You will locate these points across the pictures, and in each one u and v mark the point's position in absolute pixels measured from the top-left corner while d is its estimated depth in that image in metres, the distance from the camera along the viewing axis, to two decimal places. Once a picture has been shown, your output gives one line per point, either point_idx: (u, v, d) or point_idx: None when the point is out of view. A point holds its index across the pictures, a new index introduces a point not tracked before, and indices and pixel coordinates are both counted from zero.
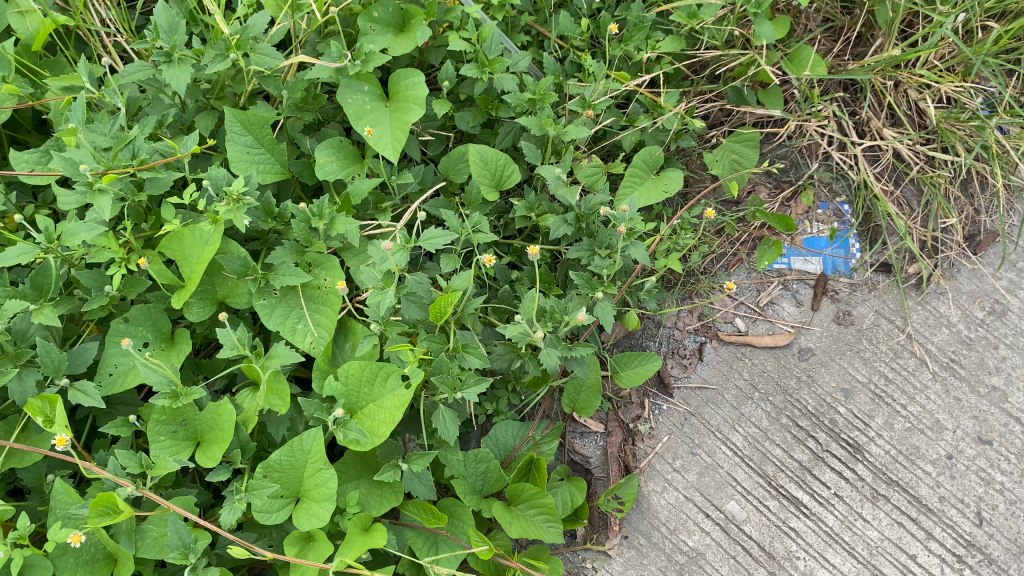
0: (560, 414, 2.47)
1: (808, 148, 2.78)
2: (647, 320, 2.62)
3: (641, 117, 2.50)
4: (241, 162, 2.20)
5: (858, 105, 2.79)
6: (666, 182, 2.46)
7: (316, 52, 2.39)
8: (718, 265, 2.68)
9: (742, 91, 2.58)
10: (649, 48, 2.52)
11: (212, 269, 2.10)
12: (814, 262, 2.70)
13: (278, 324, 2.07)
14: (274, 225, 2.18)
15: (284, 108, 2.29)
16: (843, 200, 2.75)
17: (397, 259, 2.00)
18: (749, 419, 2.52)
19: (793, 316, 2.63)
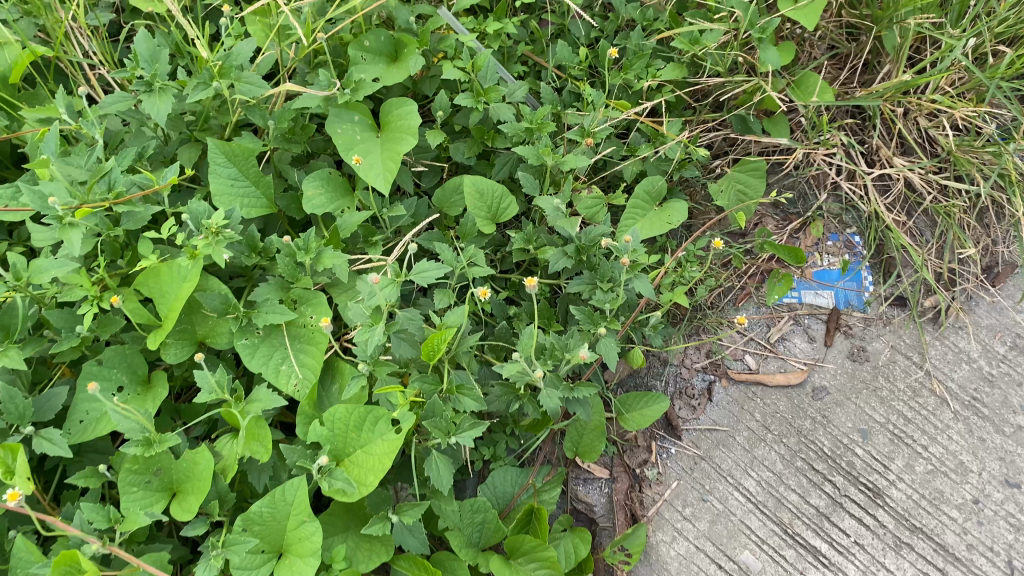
0: (562, 459, 2.34)
1: (816, 178, 2.69)
2: (652, 358, 2.50)
3: (643, 146, 2.41)
4: (224, 196, 2.10)
5: (866, 133, 2.70)
6: (669, 213, 2.36)
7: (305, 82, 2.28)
8: (726, 300, 2.56)
9: (747, 119, 2.47)
10: (650, 76, 2.43)
11: (191, 308, 1.99)
12: (825, 296, 2.58)
13: (260, 365, 1.94)
14: (259, 260, 2.08)
15: (271, 139, 2.19)
16: (854, 231, 2.65)
17: (387, 295, 1.89)
18: (761, 463, 2.38)
19: (805, 353, 2.51)
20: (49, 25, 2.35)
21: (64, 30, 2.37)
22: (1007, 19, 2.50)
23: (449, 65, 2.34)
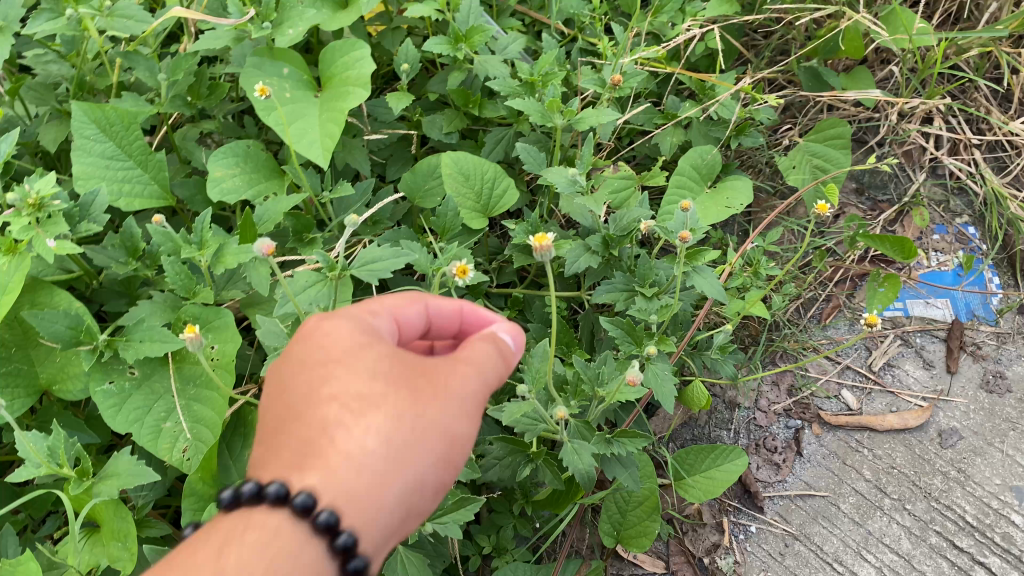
0: (596, 548, 1.63)
1: (908, 156, 2.04)
2: (715, 400, 1.81)
3: (686, 106, 1.77)
4: (90, 178, 1.44)
5: (968, 96, 2.07)
6: (727, 195, 1.70)
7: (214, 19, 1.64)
8: (808, 316, 1.88)
9: (821, 71, 1.87)
10: (690, 16, 1.81)
11: (29, 338, 1.33)
12: (940, 306, 1.90)
13: (130, 424, 1.26)
14: (143, 270, 1.41)
15: (164, 102, 1.55)
16: (966, 221, 1.98)
17: (311, 300, 1.22)
18: (880, 542, 1.63)
19: (923, 384, 1.80)
20: None
21: None
22: None
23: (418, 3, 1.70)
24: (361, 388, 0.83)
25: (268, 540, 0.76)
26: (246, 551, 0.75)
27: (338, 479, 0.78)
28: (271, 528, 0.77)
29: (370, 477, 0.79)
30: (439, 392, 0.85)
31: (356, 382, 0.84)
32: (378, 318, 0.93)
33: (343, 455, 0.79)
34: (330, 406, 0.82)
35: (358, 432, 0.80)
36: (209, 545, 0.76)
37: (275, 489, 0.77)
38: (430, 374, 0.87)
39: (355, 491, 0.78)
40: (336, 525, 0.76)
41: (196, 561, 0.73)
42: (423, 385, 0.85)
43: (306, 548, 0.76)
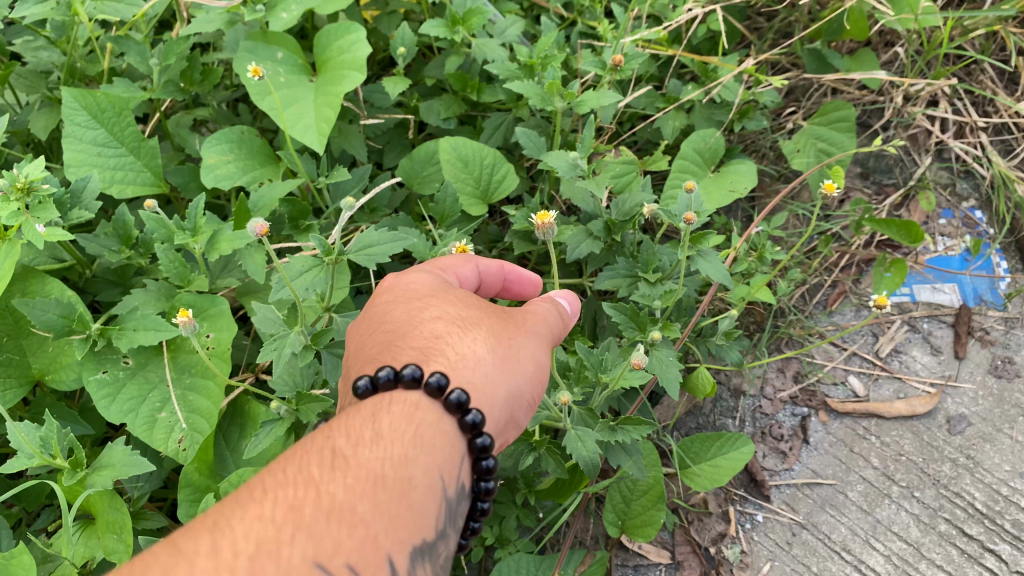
0: (601, 538, 1.61)
1: (914, 140, 2.02)
2: (720, 389, 1.78)
3: (688, 90, 1.75)
4: (81, 166, 1.42)
5: (973, 78, 2.04)
6: (731, 179, 1.67)
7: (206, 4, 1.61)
8: (813, 303, 1.85)
9: (825, 53, 1.84)
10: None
11: (21, 328, 1.30)
12: (947, 291, 1.87)
13: (125, 414, 1.24)
14: (136, 258, 1.39)
15: (157, 88, 1.52)
16: (974, 205, 1.95)
17: (308, 286, 1.19)
18: (888, 530, 1.60)
19: (931, 370, 1.78)
20: None
21: None
22: None
23: None
24: (458, 313, 1.00)
25: (409, 413, 0.87)
26: (389, 421, 0.86)
27: (453, 368, 0.93)
28: (407, 403, 0.88)
29: (481, 376, 0.94)
30: (524, 321, 1.03)
31: (452, 310, 1.01)
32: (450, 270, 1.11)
33: (459, 352, 0.95)
34: (435, 324, 0.98)
35: (467, 340, 0.97)
36: (354, 416, 0.86)
37: (410, 369, 0.89)
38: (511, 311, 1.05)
39: (472, 376, 0.93)
40: (466, 403, 0.89)
41: (352, 423, 0.86)
42: (509, 316, 1.03)
43: (441, 422, 0.88)
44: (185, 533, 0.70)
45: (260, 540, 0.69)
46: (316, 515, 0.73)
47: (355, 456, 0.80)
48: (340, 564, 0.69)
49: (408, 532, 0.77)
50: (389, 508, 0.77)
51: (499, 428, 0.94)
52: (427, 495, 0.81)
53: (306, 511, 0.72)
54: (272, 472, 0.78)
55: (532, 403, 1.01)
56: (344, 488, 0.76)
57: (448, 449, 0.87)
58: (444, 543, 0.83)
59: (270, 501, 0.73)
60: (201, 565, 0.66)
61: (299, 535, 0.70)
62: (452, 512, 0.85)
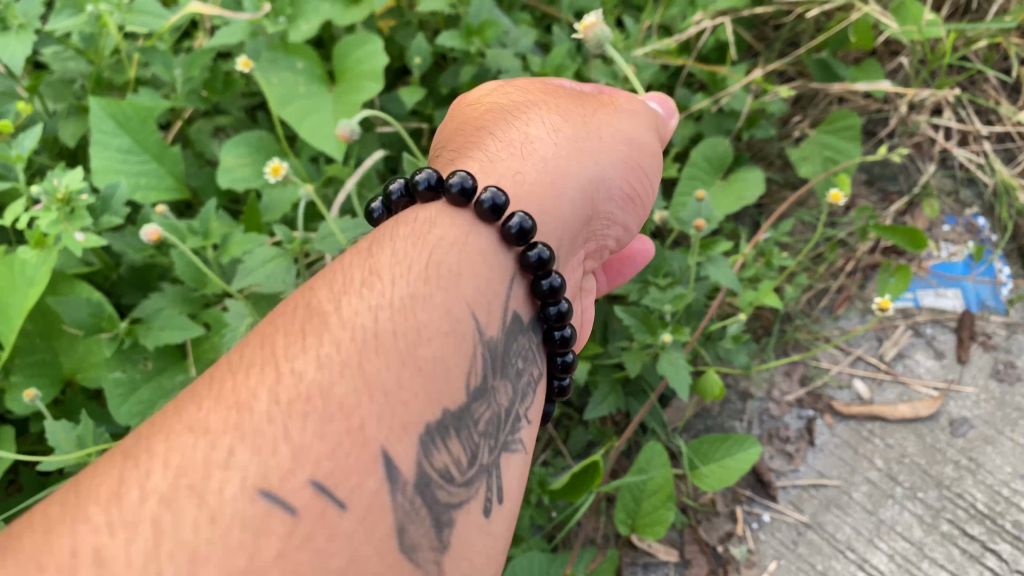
0: (611, 537, 1.65)
1: (918, 148, 2.06)
2: (728, 391, 1.82)
3: (697, 99, 1.79)
4: (109, 171, 1.46)
5: (977, 89, 2.09)
6: (740, 187, 1.72)
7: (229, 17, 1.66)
8: (819, 307, 1.89)
9: (831, 64, 1.88)
10: (700, 9, 1.82)
11: (51, 330, 1.36)
12: (951, 296, 1.91)
13: (146, 413, 1.29)
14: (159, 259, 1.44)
15: (180, 98, 1.57)
16: (977, 212, 2.00)
17: (268, 274, 1.28)
18: (892, 530, 1.63)
19: (934, 373, 1.82)
20: None
21: None
22: None
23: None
24: (521, 105, 1.14)
25: (420, 243, 0.87)
26: (404, 246, 0.87)
27: (496, 169, 1.01)
28: (432, 215, 0.92)
29: (527, 173, 1.02)
30: (575, 128, 1.12)
31: (517, 103, 1.15)
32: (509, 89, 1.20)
33: (519, 141, 1.07)
34: (492, 120, 1.12)
35: (515, 141, 1.07)
36: (362, 253, 0.87)
37: (426, 175, 0.93)
38: (565, 115, 1.14)
39: (517, 173, 1.01)
40: (502, 205, 0.91)
41: (347, 272, 0.84)
42: (557, 120, 1.12)
43: (475, 234, 0.91)
44: (103, 463, 0.64)
45: (182, 470, 0.62)
46: (273, 410, 0.68)
47: (335, 320, 0.76)
48: (302, 482, 0.64)
49: (409, 405, 0.73)
50: (372, 387, 0.72)
51: (562, 219, 1.02)
52: (425, 363, 0.77)
53: (256, 408, 0.67)
54: (234, 358, 0.75)
55: (600, 187, 1.09)
56: (316, 362, 0.72)
57: (485, 265, 0.90)
58: (479, 401, 0.81)
59: (220, 402, 0.68)
60: (99, 517, 0.59)
61: (240, 442, 0.65)
62: (491, 343, 0.85)
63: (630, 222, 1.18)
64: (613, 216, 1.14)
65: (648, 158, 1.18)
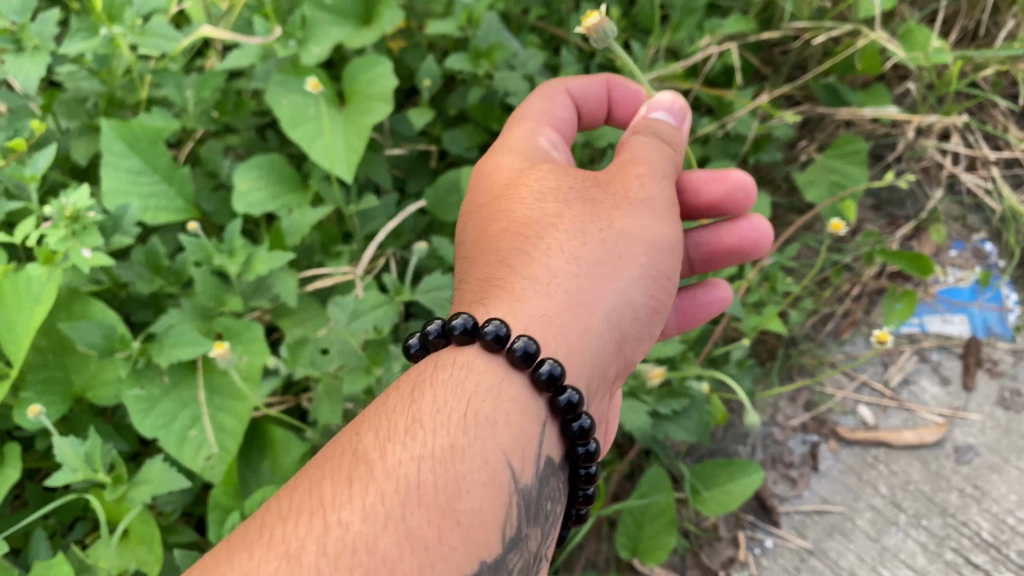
0: (613, 561, 1.64)
1: (926, 172, 2.06)
2: (731, 415, 1.81)
3: (703, 122, 1.80)
4: (120, 193, 1.48)
5: (985, 114, 2.08)
6: (747, 211, 1.73)
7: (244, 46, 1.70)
8: (825, 332, 1.89)
9: (837, 88, 1.87)
10: (707, 34, 1.83)
11: (64, 348, 1.37)
12: (957, 322, 1.91)
13: (158, 428, 1.29)
14: (167, 286, 1.45)
15: (191, 118, 1.59)
16: (984, 237, 2.01)
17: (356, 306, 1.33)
18: (895, 557, 1.62)
19: (940, 400, 1.82)
20: None
21: None
22: None
23: (439, 21, 1.74)
24: (544, 214, 1.12)
25: (459, 385, 0.90)
26: (442, 393, 0.89)
27: (529, 307, 1.01)
28: (468, 361, 0.93)
29: (556, 311, 1.02)
30: (601, 244, 1.09)
31: (537, 210, 1.13)
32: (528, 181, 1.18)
33: (542, 265, 1.06)
34: (513, 235, 1.12)
35: (543, 269, 1.06)
36: (403, 398, 0.90)
37: (461, 320, 0.94)
38: (591, 224, 1.10)
39: (550, 311, 1.01)
40: (533, 352, 0.92)
41: (393, 411, 0.88)
42: (585, 233, 1.09)
43: (509, 380, 0.92)
44: None
45: None
46: (320, 560, 0.70)
47: (381, 465, 0.80)
48: None
49: (448, 559, 0.74)
50: (418, 533, 0.74)
51: (590, 359, 1.01)
52: (468, 511, 0.79)
53: (304, 558, 0.70)
54: (282, 505, 0.78)
55: (631, 308, 1.08)
56: (361, 511, 0.75)
57: (518, 412, 0.90)
58: (512, 547, 0.82)
59: (273, 547, 0.71)
60: None
61: None
62: (525, 490, 0.86)
63: (657, 327, 1.16)
64: (644, 330, 1.13)
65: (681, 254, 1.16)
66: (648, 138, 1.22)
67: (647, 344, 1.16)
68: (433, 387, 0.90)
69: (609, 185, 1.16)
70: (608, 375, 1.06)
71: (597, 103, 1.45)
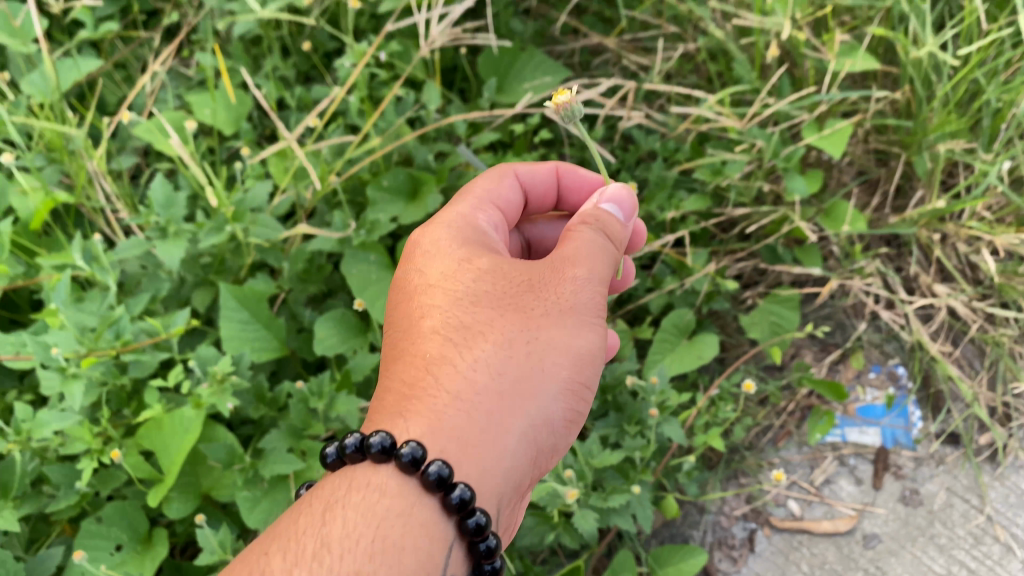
0: None
1: (853, 307, 2.57)
2: (688, 506, 2.32)
3: (669, 278, 2.34)
4: (235, 341, 2.03)
5: (902, 259, 2.57)
6: (700, 348, 2.24)
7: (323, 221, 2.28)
8: (764, 440, 2.41)
9: (776, 249, 2.39)
10: (673, 207, 2.37)
11: (196, 459, 1.92)
12: (872, 434, 2.41)
13: (258, 522, 1.81)
14: (268, 411, 2.00)
15: (285, 280, 2.18)
16: (897, 362, 2.50)
17: None
18: None
19: (853, 497, 2.32)
20: (73, 171, 2.40)
21: (87, 176, 2.43)
22: None
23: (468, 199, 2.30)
24: (464, 325, 1.45)
25: (368, 510, 1.27)
26: (356, 516, 1.26)
27: (445, 423, 1.35)
28: (385, 485, 1.31)
29: (473, 426, 1.35)
30: (517, 360, 1.39)
31: (459, 321, 1.46)
32: (459, 287, 1.50)
33: (461, 376, 1.38)
34: (439, 341, 1.45)
35: (463, 384, 1.38)
36: (323, 517, 1.26)
37: (379, 439, 1.32)
38: (515, 337, 1.41)
39: (463, 428, 1.34)
40: (445, 474, 1.28)
41: (315, 529, 1.25)
42: (504, 349, 1.40)
43: (421, 502, 1.30)
44: None
45: None
46: None
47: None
48: None
49: None
50: None
51: (503, 470, 1.35)
52: None
53: None
54: None
55: (547, 422, 1.40)
56: None
57: (420, 534, 1.26)
58: None
59: None
60: None
61: None
62: None
63: (575, 428, 1.48)
64: (561, 439, 1.45)
65: (598, 359, 1.45)
66: (588, 233, 1.53)
67: (566, 440, 1.48)
68: (349, 509, 1.27)
69: (532, 300, 1.45)
70: (522, 480, 1.40)
71: (542, 184, 1.89)
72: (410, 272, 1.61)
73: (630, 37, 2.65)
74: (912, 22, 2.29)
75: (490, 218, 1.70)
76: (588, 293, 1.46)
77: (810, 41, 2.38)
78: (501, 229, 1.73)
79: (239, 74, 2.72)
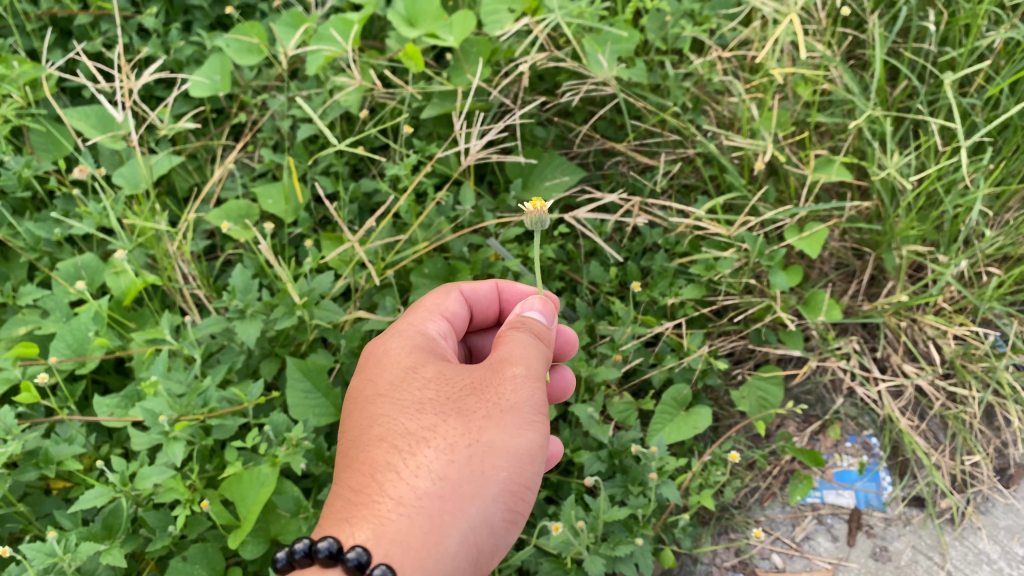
0: None
1: (832, 382, 2.91)
2: (684, 557, 2.65)
3: (669, 356, 2.71)
4: (300, 408, 2.40)
5: (875, 339, 2.92)
6: (695, 418, 2.57)
7: (372, 303, 2.68)
8: (752, 499, 2.75)
9: (762, 333, 2.78)
10: (673, 294, 2.75)
11: (267, 508, 2.27)
12: (847, 496, 2.74)
13: None
14: (326, 467, 2.35)
15: (341, 355, 2.55)
16: (871, 433, 2.83)
17: None
18: None
19: (829, 552, 2.65)
20: (159, 255, 2.81)
21: (170, 259, 2.83)
22: (997, 243, 2.71)
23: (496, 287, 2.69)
24: (413, 433, 1.73)
25: None
26: None
27: (390, 526, 1.62)
28: None
29: (418, 526, 1.62)
30: (456, 464, 1.66)
31: (410, 430, 1.74)
32: (408, 399, 1.81)
33: (408, 480, 1.67)
34: (391, 448, 1.74)
35: (406, 491, 1.65)
36: None
37: (327, 544, 1.64)
38: (457, 441, 1.68)
39: (406, 528, 1.61)
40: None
41: None
42: (445, 455, 1.67)
43: None
44: None
45: None
46: None
47: None
48: None
49: None
50: None
51: (446, 564, 1.61)
52: None
53: None
54: None
55: (484, 521, 1.67)
56: None
57: None
58: None
59: None
60: None
61: None
62: None
63: (515, 523, 1.75)
64: (497, 539, 1.71)
65: (529, 462, 1.71)
66: (521, 340, 1.82)
67: (505, 535, 1.74)
68: None
69: (472, 408, 1.72)
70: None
71: (484, 299, 2.26)
72: (366, 384, 1.93)
73: (638, 142, 3.05)
74: (877, 143, 2.71)
75: (436, 332, 2.04)
76: (522, 399, 1.72)
77: (791, 157, 2.83)
78: (449, 337, 2.08)
79: (298, 167, 3.06)
